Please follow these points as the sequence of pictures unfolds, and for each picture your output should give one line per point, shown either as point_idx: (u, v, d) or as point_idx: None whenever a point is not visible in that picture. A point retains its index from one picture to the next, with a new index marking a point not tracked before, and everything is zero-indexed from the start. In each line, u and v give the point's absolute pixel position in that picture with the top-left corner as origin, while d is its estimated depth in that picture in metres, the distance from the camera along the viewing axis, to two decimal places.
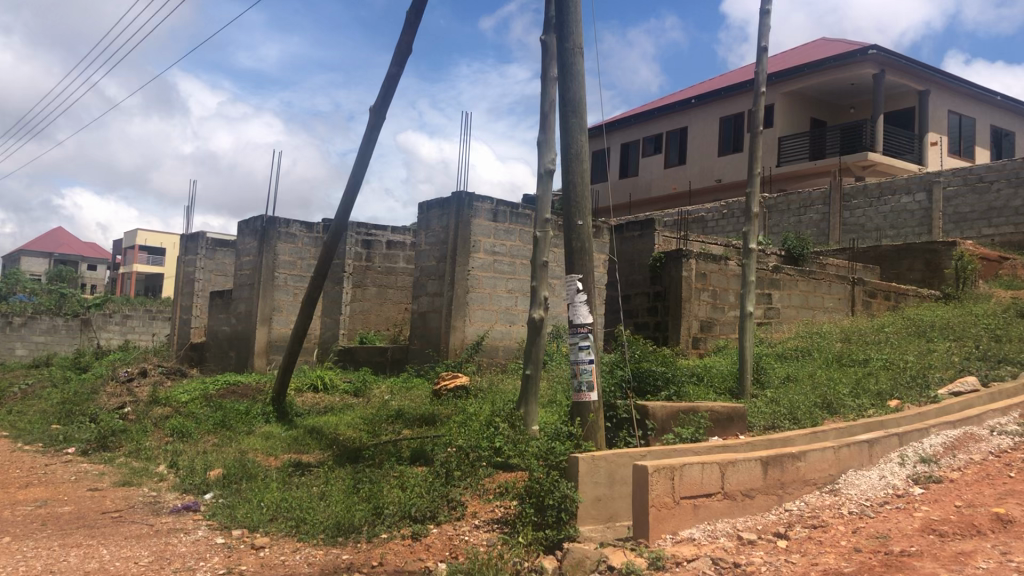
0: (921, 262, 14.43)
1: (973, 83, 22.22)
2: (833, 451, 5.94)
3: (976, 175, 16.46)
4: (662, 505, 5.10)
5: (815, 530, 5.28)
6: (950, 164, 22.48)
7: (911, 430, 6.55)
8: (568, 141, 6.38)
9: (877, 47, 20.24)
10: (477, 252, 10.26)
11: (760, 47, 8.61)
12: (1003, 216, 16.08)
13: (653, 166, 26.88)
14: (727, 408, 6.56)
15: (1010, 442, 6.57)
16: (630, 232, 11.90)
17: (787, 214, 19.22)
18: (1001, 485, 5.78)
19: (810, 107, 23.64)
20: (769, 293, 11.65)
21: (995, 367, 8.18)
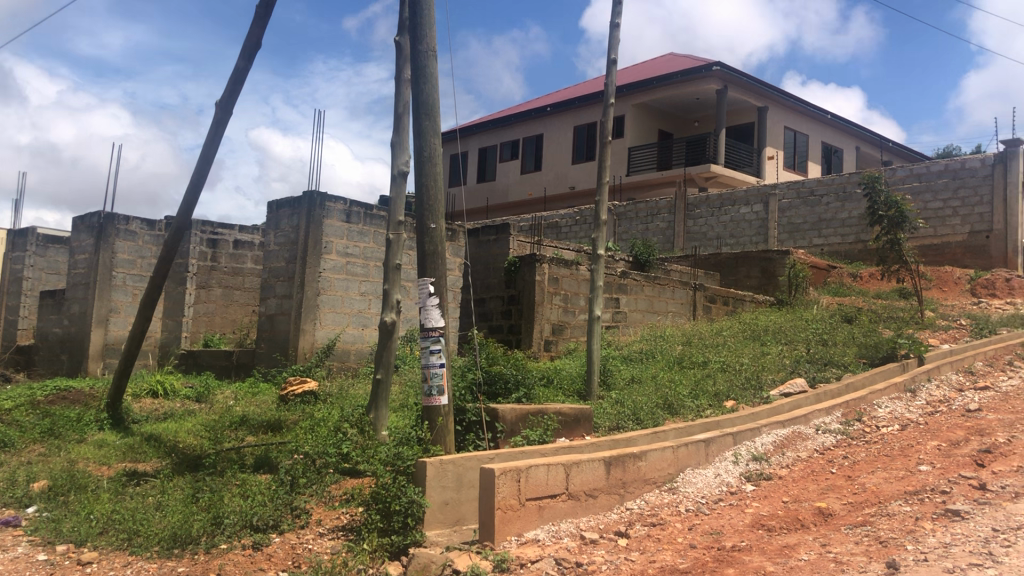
0: (757, 269, 15.18)
1: (807, 102, 23.59)
2: (672, 450, 6.16)
3: (807, 188, 17.52)
4: (507, 507, 5.16)
5: (654, 528, 5.47)
6: (786, 177, 23.79)
7: (745, 429, 6.86)
8: (421, 143, 6.35)
9: (721, 64, 21.15)
10: (328, 254, 10.10)
11: (611, 58, 8.84)
12: (831, 227, 17.15)
13: (509, 171, 27.21)
14: (574, 409, 6.70)
15: (832, 440, 7.13)
16: (486, 236, 11.98)
17: (636, 222, 19.92)
18: (825, 480, 6.21)
19: (658, 118, 24.51)
20: (617, 298, 11.98)
21: (822, 369, 8.70)
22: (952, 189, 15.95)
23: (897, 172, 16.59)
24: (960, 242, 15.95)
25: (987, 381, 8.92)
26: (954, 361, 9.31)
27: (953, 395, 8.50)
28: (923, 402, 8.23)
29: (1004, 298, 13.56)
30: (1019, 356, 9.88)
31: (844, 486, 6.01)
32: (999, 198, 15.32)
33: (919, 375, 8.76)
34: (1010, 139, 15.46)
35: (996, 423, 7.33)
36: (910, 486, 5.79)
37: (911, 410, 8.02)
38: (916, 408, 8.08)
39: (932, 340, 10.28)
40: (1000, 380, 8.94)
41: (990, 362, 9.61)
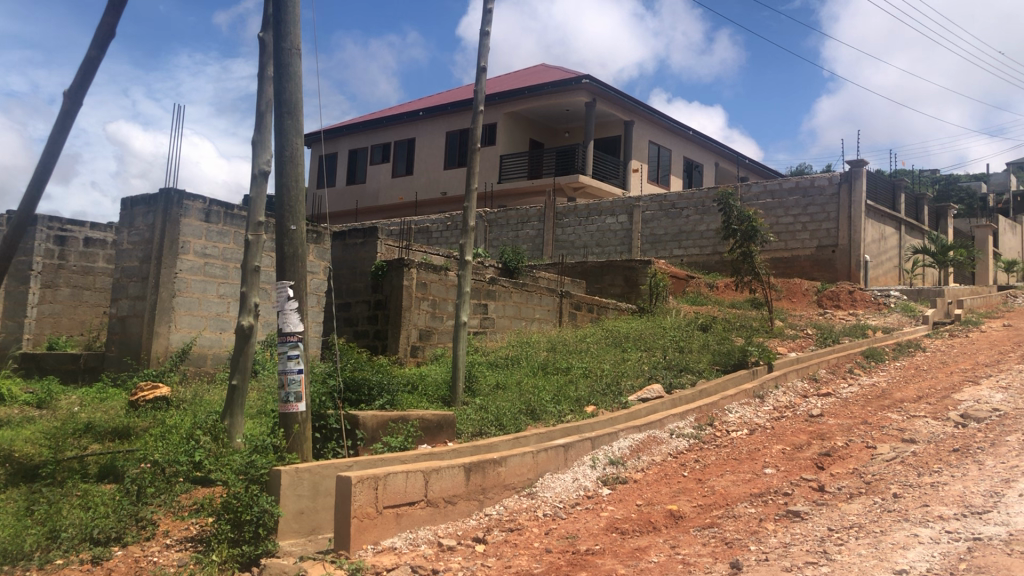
0: (621, 278, 15.55)
1: (671, 118, 24.39)
2: (531, 455, 6.22)
3: (669, 201, 18.12)
4: (364, 515, 5.08)
5: (511, 533, 5.51)
6: (649, 189, 24.53)
7: (603, 433, 7.01)
8: (282, 143, 6.21)
9: (589, 77, 21.60)
10: (185, 255, 9.73)
11: (479, 66, 8.89)
12: (691, 239, 17.78)
13: (380, 175, 26.96)
14: (437, 415, 6.67)
15: (684, 444, 7.39)
16: (353, 239, 11.79)
17: (505, 229, 20.10)
18: (676, 483, 6.44)
19: (529, 128, 24.82)
20: (485, 304, 12.03)
21: (678, 375, 8.98)
22: (802, 206, 16.83)
23: (752, 188, 17.38)
24: (808, 255, 16.81)
25: (829, 388, 9.43)
26: (799, 368, 9.78)
27: (798, 400, 8.97)
28: (770, 408, 8.65)
29: (847, 309, 14.38)
30: (858, 364, 10.50)
31: (694, 489, 6.24)
32: (844, 215, 16.29)
33: (768, 381, 9.17)
34: (855, 160, 16.44)
35: (836, 428, 7.76)
36: (755, 489, 6.06)
37: (759, 415, 8.41)
38: (763, 413, 8.48)
39: (780, 348, 10.78)
40: (840, 387, 9.49)
41: (832, 370, 10.18)
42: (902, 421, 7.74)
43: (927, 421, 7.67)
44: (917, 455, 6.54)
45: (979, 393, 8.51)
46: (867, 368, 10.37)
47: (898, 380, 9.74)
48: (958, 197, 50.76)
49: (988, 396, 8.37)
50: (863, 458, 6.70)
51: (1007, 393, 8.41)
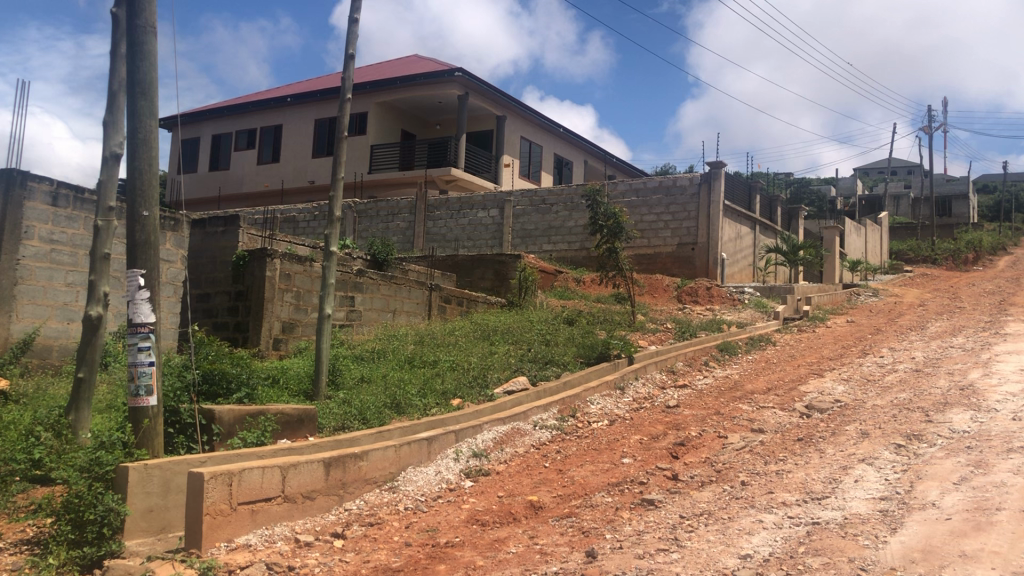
0: (491, 271, 15.63)
1: (542, 115, 24.66)
2: (393, 449, 6.16)
3: (539, 197, 18.33)
4: (217, 512, 4.92)
5: (371, 527, 5.45)
6: (520, 184, 24.75)
7: (467, 426, 7.01)
8: (135, 125, 5.91)
9: (462, 70, 21.58)
10: (29, 240, 9.19)
11: (348, 54, 8.73)
12: (559, 235, 18.07)
13: (245, 161, 26.16)
14: (298, 410, 6.51)
15: (547, 436, 7.50)
16: (213, 227, 11.39)
17: (375, 220, 19.91)
18: (537, 475, 6.53)
19: (400, 119, 24.61)
20: (352, 296, 11.86)
21: (543, 368, 9.09)
22: (664, 205, 17.38)
23: (618, 186, 17.79)
24: (670, 252, 17.37)
25: (686, 380, 9.80)
26: (659, 361, 10.07)
27: (656, 392, 9.26)
28: (630, 399, 8.89)
29: (705, 305, 14.93)
30: (713, 357, 10.93)
31: (555, 480, 6.34)
32: (703, 213, 16.90)
33: (628, 374, 9.41)
34: (715, 161, 17.08)
35: (691, 418, 8.05)
36: (613, 479, 6.22)
37: (619, 406, 8.63)
38: (624, 404, 8.72)
39: (642, 342, 11.09)
40: (696, 379, 9.86)
41: (689, 362, 10.55)
42: (752, 412, 8.10)
43: (775, 412, 8.05)
44: (765, 444, 6.86)
45: (823, 385, 9.01)
46: (722, 361, 10.82)
47: (750, 373, 10.20)
48: (809, 200, 53.60)
49: (831, 388, 8.87)
50: (715, 447, 6.97)
51: (847, 386, 8.94)
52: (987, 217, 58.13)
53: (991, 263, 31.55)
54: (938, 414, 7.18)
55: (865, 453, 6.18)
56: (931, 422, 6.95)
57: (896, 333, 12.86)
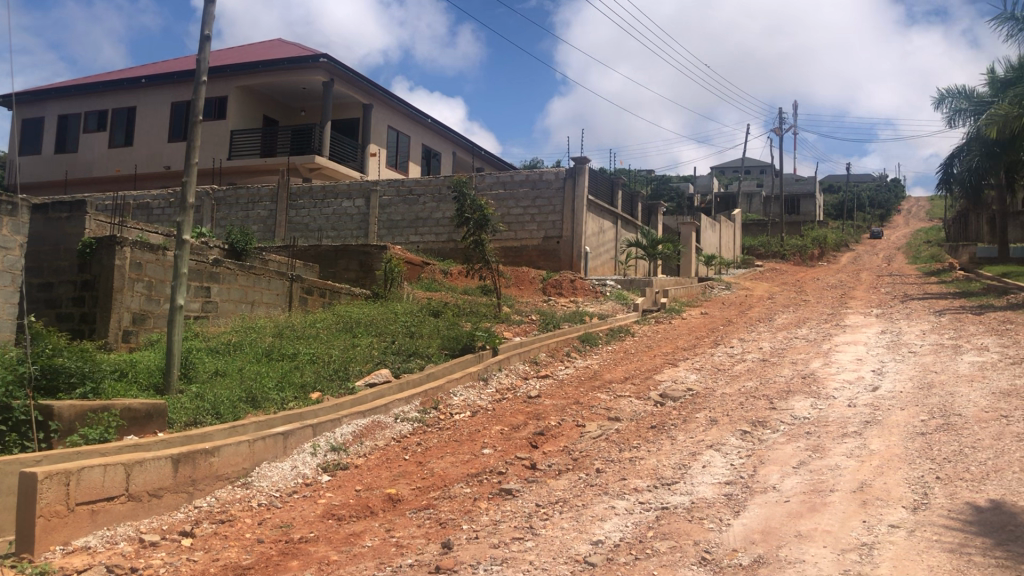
0: (355, 263, 15.38)
1: (410, 105, 24.46)
2: (247, 444, 5.97)
3: (406, 187, 18.16)
4: (52, 514, 4.64)
5: (221, 525, 5.28)
6: (387, 174, 24.47)
7: (325, 420, 6.87)
8: None
9: (327, 56, 21.13)
10: None
11: (203, 34, 8.39)
12: (426, 226, 17.99)
13: (94, 144, 24.81)
14: (146, 405, 6.20)
15: (408, 428, 7.45)
16: (56, 213, 10.72)
17: (235, 208, 19.33)
18: (396, 467, 6.48)
19: (262, 104, 23.90)
20: (208, 287, 11.45)
21: (406, 360, 9.00)
22: (530, 199, 17.56)
23: (485, 178, 17.83)
24: (535, 245, 17.57)
25: (547, 370, 9.95)
26: (522, 352, 10.17)
27: (518, 382, 9.36)
28: (493, 390, 8.94)
29: (568, 297, 15.19)
30: (574, 348, 11.14)
31: (414, 472, 6.31)
32: (568, 207, 17.19)
33: (492, 365, 9.45)
34: (580, 156, 17.38)
35: (551, 408, 8.17)
36: (472, 469, 6.24)
37: (482, 397, 8.68)
38: (486, 395, 8.76)
39: (506, 333, 11.17)
40: (558, 370, 10.03)
41: (551, 353, 10.70)
42: (610, 401, 8.30)
43: (631, 401, 8.28)
44: (620, 432, 7.04)
45: (677, 374, 9.33)
46: (582, 352, 11.06)
47: (608, 363, 10.47)
48: (668, 196, 55.43)
49: (684, 377, 9.22)
50: (573, 436, 7.10)
51: (699, 375, 9.30)
52: (831, 215, 61.65)
53: (834, 258, 33.50)
54: (782, 401, 7.55)
55: (713, 439, 6.44)
56: (775, 408, 7.31)
57: (746, 325, 13.45)
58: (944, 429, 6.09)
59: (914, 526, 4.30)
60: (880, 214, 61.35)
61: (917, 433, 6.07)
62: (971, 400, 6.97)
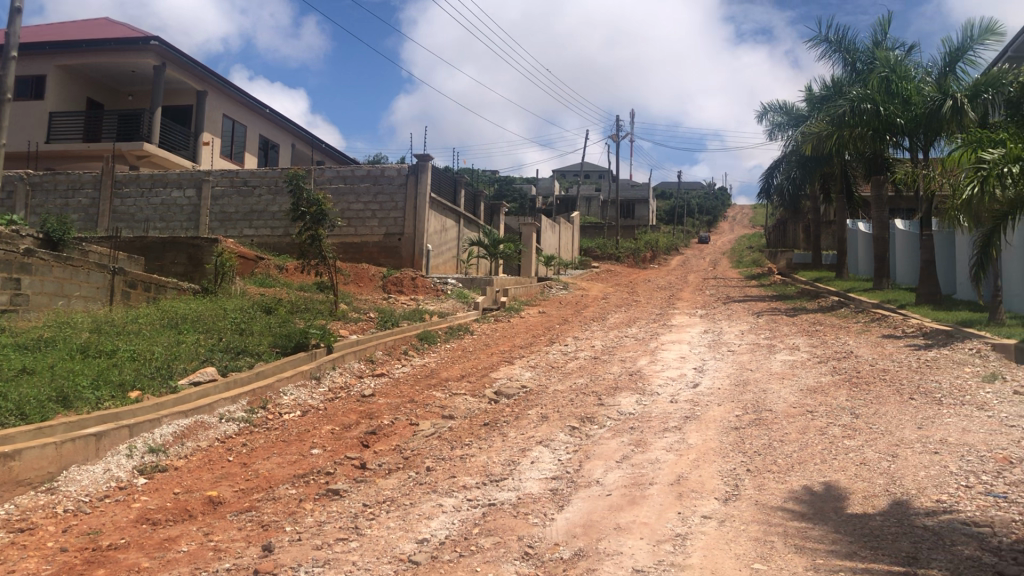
0: (184, 256, 14.74)
1: (247, 94, 23.62)
2: (54, 447, 5.58)
3: (240, 178, 17.54)
4: None
5: (20, 534, 4.90)
6: (221, 165, 23.54)
7: (143, 420, 6.51)
8: None
9: (158, 39, 20.09)
10: None
11: (13, 7, 7.77)
12: (261, 219, 17.47)
13: None
14: None
15: (234, 428, 7.19)
16: None
17: (52, 194, 18.12)
18: (219, 469, 6.25)
19: (85, 85, 22.47)
20: (18, 278, 10.66)
21: (235, 358, 8.63)
22: (371, 194, 17.35)
23: (324, 172, 17.46)
24: (376, 242, 17.37)
25: (383, 369, 9.85)
26: (357, 350, 10.01)
27: (352, 381, 9.23)
28: (325, 389, 8.77)
29: (409, 295, 15.09)
30: (412, 346, 11.07)
31: (238, 473, 6.10)
32: (410, 204, 17.12)
33: (325, 363, 9.25)
34: (422, 154, 17.31)
35: (384, 407, 8.10)
36: (300, 470, 6.09)
37: (313, 396, 8.48)
38: (318, 394, 8.58)
39: (342, 330, 10.97)
40: (393, 368, 9.95)
41: (388, 351, 10.60)
42: (444, 399, 8.30)
43: (465, 398, 8.31)
44: (452, 430, 7.06)
45: (512, 372, 9.46)
46: (420, 350, 11.02)
47: (445, 361, 10.50)
48: (511, 197, 56.16)
49: (519, 374, 9.35)
50: (405, 434, 7.06)
51: (534, 372, 9.46)
52: (664, 221, 64.24)
53: (665, 261, 34.95)
54: (609, 398, 7.79)
55: (542, 436, 6.56)
56: (603, 404, 7.53)
57: (580, 323, 13.82)
58: (755, 424, 6.45)
59: (724, 516, 4.51)
60: (708, 221, 64.51)
61: (732, 428, 6.40)
62: (781, 396, 7.42)
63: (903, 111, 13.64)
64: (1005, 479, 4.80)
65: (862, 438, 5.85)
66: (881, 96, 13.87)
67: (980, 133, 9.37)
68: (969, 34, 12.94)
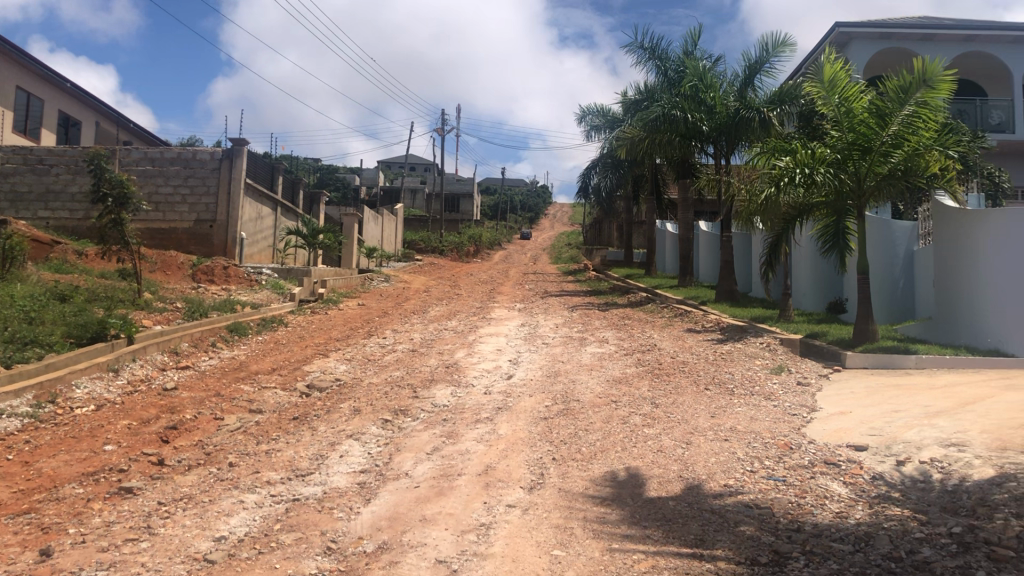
0: None
1: (45, 66, 21.89)
2: None
3: (36, 156, 16.25)
4: None
5: None
6: (14, 140, 21.69)
7: None
8: None
9: None
10: None
11: None
12: (59, 200, 16.27)
13: None
14: None
15: (17, 424, 6.63)
16: None
17: None
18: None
19: None
20: None
21: (21, 348, 7.92)
22: (182, 178, 16.53)
23: (130, 153, 16.44)
24: (186, 228, 16.56)
25: (188, 361, 9.41)
26: (161, 342, 9.50)
27: (154, 374, 8.75)
28: (123, 382, 8.27)
29: (220, 285, 14.47)
30: (221, 338, 10.62)
31: (17, 473, 5.63)
32: (223, 190, 16.45)
33: (124, 355, 8.72)
34: (237, 138, 16.67)
35: (187, 401, 7.72)
36: (89, 468, 5.70)
37: (109, 390, 7.98)
38: (115, 388, 8.08)
39: (145, 320, 10.37)
40: (200, 361, 9.52)
41: (195, 343, 10.13)
42: (253, 393, 8.01)
43: (275, 392, 8.06)
44: (259, 424, 6.84)
45: (326, 365, 9.26)
46: (230, 342, 10.59)
47: (256, 353, 10.15)
48: (334, 186, 55.17)
49: (333, 367, 9.19)
50: (209, 429, 6.76)
51: (348, 365, 9.30)
52: (487, 216, 64.95)
53: (487, 256, 35.42)
54: (424, 390, 7.79)
55: (353, 429, 6.46)
56: (417, 397, 7.52)
57: (400, 316, 13.76)
58: (563, 414, 6.64)
59: (529, 505, 4.60)
60: (530, 218, 65.93)
61: (540, 418, 6.54)
62: (589, 387, 7.66)
63: (708, 119, 14.45)
64: (785, 464, 5.16)
65: (660, 427, 6.13)
66: (688, 105, 14.52)
67: (772, 141, 10.07)
68: (765, 48, 13.84)
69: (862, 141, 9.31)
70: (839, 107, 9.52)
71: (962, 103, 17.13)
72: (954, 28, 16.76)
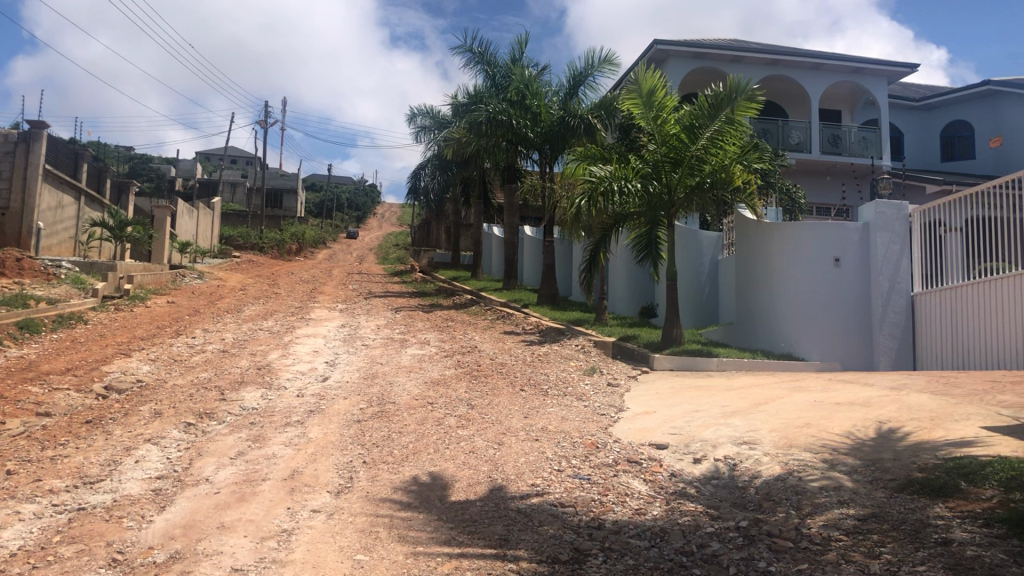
0: None
1: None
2: None
3: None
4: None
5: None
6: None
7: None
8: None
9: None
10: None
11: None
12: None
13: None
14: None
15: None
16: None
17: None
18: None
19: None
20: None
21: None
22: None
23: None
24: None
25: None
26: None
27: None
28: None
29: (12, 277, 13.36)
30: (9, 336, 9.79)
31: None
32: (19, 176, 15.24)
33: None
34: (36, 120, 15.51)
35: None
36: None
37: None
38: None
39: None
40: None
41: None
42: (41, 395, 7.42)
43: (68, 394, 7.50)
44: (47, 428, 6.34)
45: (126, 365, 8.73)
46: (19, 339, 9.79)
47: (48, 353, 9.42)
48: (148, 177, 52.38)
49: (135, 368, 8.66)
50: None
51: (152, 366, 8.81)
52: (312, 213, 63.56)
53: (310, 255, 34.60)
54: (232, 393, 7.47)
55: (152, 433, 6.10)
56: (224, 400, 7.20)
57: (212, 315, 13.18)
58: (377, 416, 6.55)
59: (334, 509, 4.50)
60: (356, 217, 65.02)
61: (353, 421, 6.42)
62: (404, 389, 7.59)
63: (533, 126, 14.70)
64: (590, 463, 5.30)
65: (473, 428, 6.15)
66: (515, 111, 14.70)
67: (592, 148, 10.31)
68: (590, 61, 14.25)
69: (674, 153, 9.74)
70: (655, 121, 9.90)
71: (766, 123, 18.28)
72: (760, 52, 17.85)
